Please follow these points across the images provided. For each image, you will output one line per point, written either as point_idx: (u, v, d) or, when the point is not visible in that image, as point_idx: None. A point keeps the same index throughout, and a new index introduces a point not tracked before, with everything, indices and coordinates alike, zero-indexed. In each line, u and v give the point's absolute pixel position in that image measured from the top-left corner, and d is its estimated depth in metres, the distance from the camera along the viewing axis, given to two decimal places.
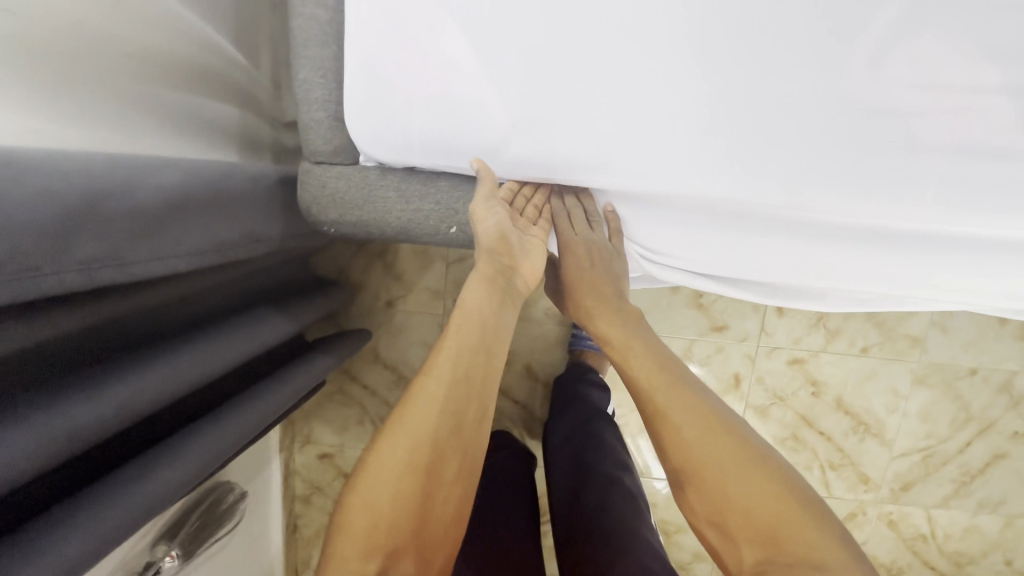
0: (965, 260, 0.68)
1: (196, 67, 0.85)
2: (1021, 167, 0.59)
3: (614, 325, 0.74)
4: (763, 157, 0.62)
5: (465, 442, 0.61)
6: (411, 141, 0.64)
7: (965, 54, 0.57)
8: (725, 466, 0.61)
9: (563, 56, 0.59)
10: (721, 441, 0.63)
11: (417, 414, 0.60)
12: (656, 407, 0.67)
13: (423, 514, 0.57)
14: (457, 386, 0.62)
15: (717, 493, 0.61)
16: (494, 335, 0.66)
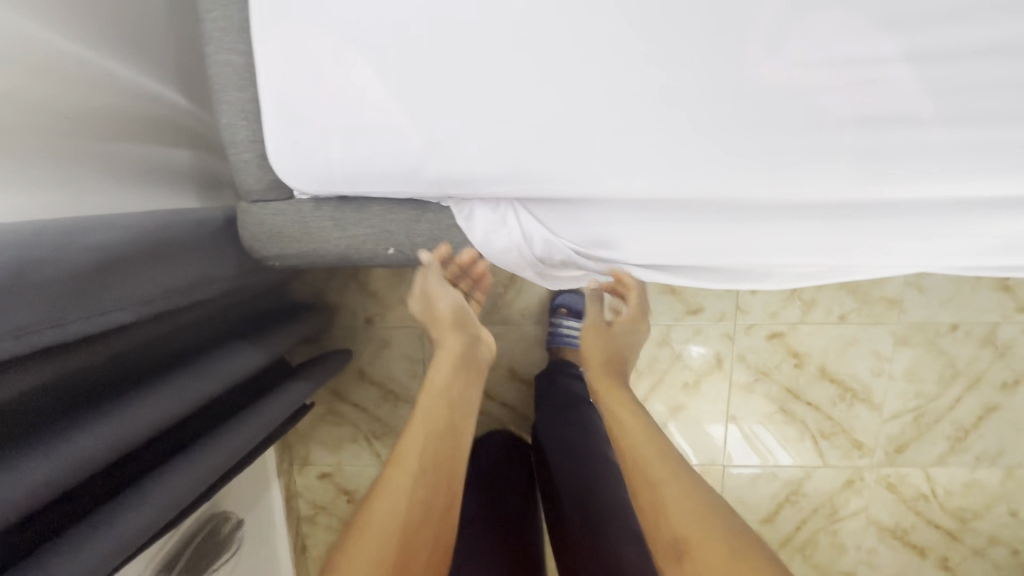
0: (902, 222, 0.68)
1: (145, 120, 0.88)
2: (926, 132, 0.61)
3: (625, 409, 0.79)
4: (676, 150, 0.63)
5: (437, 522, 0.66)
6: (333, 172, 0.65)
7: (854, 29, 0.58)
8: (715, 545, 0.58)
9: (468, 75, 0.61)
10: (717, 523, 0.60)
11: (390, 498, 0.65)
12: (653, 476, 0.67)
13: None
14: (426, 470, 0.69)
15: (706, 571, 0.56)
16: (459, 418, 0.78)
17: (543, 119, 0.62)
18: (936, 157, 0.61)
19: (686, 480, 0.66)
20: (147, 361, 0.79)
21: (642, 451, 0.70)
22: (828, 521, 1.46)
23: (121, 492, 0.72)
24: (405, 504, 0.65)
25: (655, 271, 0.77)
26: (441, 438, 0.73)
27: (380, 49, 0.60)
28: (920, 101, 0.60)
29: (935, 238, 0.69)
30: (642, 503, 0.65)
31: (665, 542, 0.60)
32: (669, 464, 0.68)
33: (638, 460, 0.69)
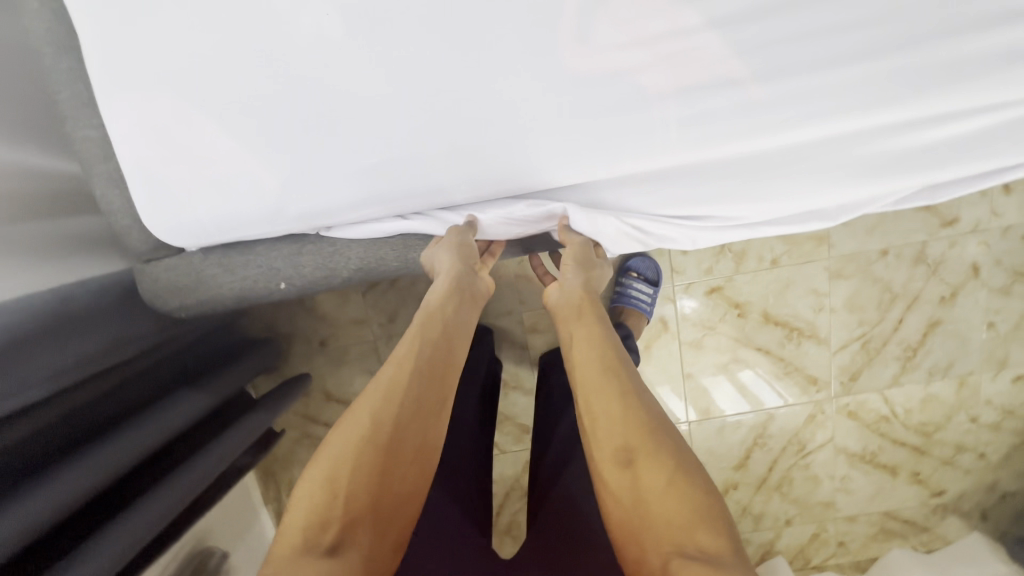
0: (762, 180, 0.71)
1: (80, 194, 0.90)
2: (744, 90, 0.63)
3: (584, 347, 0.72)
4: (517, 146, 0.66)
5: (427, 421, 0.65)
6: (204, 223, 0.69)
7: (658, 7, 0.60)
8: (658, 454, 0.58)
9: (305, 111, 0.64)
10: (664, 442, 0.59)
11: (382, 395, 0.63)
12: (603, 385, 0.66)
13: (382, 487, 0.58)
14: (421, 371, 0.66)
15: (643, 478, 0.57)
16: (454, 331, 0.73)
17: (385, 143, 0.65)
18: (760, 112, 0.64)
19: (639, 396, 0.65)
20: (84, 425, 0.83)
21: (593, 363, 0.69)
22: (798, 457, 1.51)
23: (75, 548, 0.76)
24: (396, 402, 0.63)
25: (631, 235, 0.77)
26: (436, 344, 0.70)
27: (220, 103, 0.63)
28: (731, 63, 0.62)
29: (797, 190, 0.71)
30: (594, 412, 0.64)
31: (609, 452, 0.60)
32: (621, 377, 0.67)
33: (590, 373, 0.68)
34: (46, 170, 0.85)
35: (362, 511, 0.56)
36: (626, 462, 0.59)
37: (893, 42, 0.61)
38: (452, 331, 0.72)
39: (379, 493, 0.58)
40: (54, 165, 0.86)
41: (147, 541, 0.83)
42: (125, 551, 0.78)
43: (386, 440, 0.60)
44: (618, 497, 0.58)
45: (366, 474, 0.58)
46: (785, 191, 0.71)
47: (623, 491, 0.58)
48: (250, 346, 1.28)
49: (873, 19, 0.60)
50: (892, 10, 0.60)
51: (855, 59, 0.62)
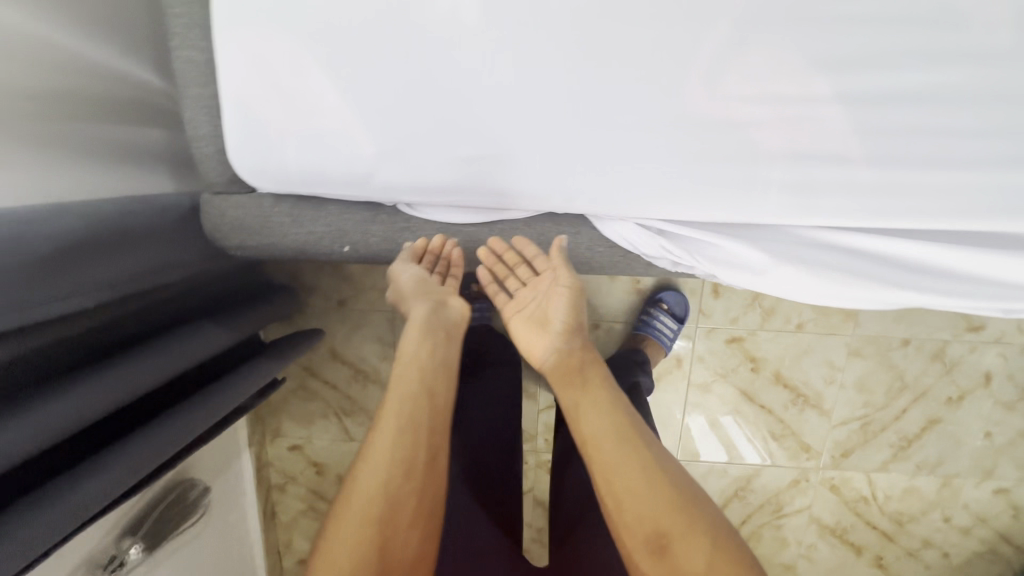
0: (862, 265, 0.70)
1: (119, 103, 0.90)
2: (854, 170, 0.63)
3: (595, 418, 0.68)
4: (617, 170, 0.66)
5: (419, 486, 0.66)
6: (289, 172, 0.68)
7: (792, 69, 0.60)
8: (690, 538, 0.61)
9: (421, 85, 0.63)
10: (694, 519, 0.62)
11: (377, 466, 0.65)
12: (625, 463, 0.65)
13: (384, 561, 0.61)
14: (406, 428, 0.68)
15: (683, 565, 0.60)
16: (432, 377, 0.72)
17: (489, 138, 0.65)
18: (862, 195, 0.64)
19: (660, 464, 0.65)
20: (112, 340, 0.81)
21: (608, 437, 0.66)
22: (773, 517, 1.53)
23: (81, 464, 0.74)
24: (387, 472, 0.65)
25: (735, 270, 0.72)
26: (415, 399, 0.70)
27: (338, 57, 0.62)
28: (848, 141, 0.62)
29: (875, 274, 0.69)
30: (618, 494, 0.64)
31: (643, 540, 0.62)
32: (644, 449, 0.66)
33: (613, 455, 0.65)
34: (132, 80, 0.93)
35: None
36: (666, 557, 0.61)
37: (1011, 157, 0.62)
38: (433, 377, 0.72)
39: (381, 569, 0.61)
40: (138, 77, 0.94)
41: (151, 468, 0.81)
42: (130, 473, 0.76)
43: (382, 515, 0.63)
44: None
45: (368, 555, 0.61)
46: (869, 278, 0.69)
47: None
48: (272, 290, 1.27)
49: (993, 131, 0.61)
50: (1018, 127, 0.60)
51: (967, 165, 0.62)
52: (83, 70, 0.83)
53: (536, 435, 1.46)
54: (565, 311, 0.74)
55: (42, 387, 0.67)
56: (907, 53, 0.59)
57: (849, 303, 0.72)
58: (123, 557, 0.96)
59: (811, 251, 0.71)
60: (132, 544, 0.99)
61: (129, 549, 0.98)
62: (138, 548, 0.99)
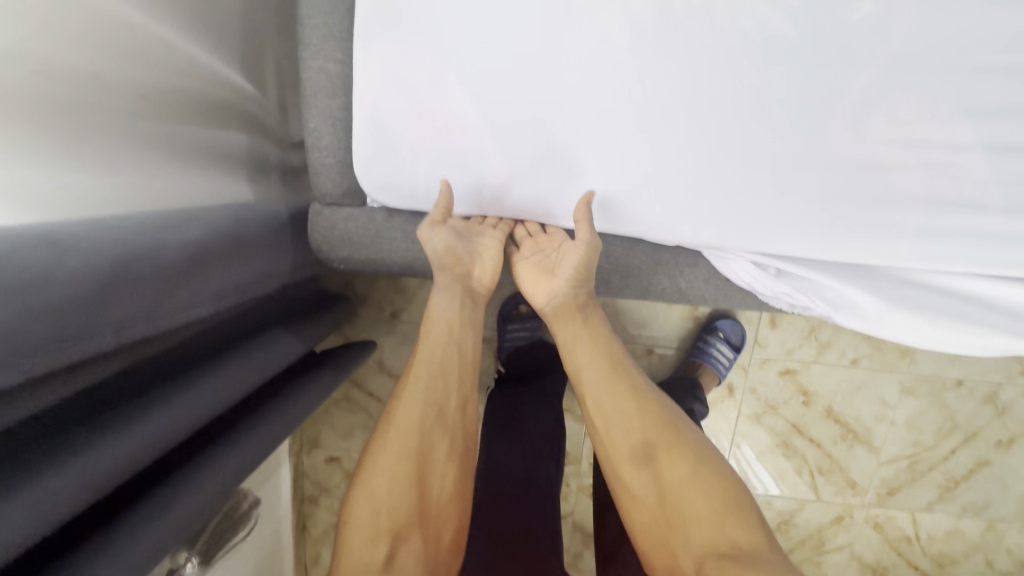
0: (977, 313, 0.69)
1: (212, 105, 0.90)
2: (990, 219, 0.63)
3: (586, 346, 0.69)
4: (750, 203, 0.65)
5: (451, 426, 0.65)
6: (414, 188, 0.67)
7: (938, 115, 0.61)
8: (675, 451, 0.62)
9: (564, 108, 0.62)
10: (679, 434, 0.63)
11: (411, 405, 0.64)
12: (611, 383, 0.67)
13: (421, 497, 0.60)
14: (434, 374, 0.66)
15: (666, 474, 0.61)
16: (463, 328, 0.70)
17: (626, 164, 0.64)
18: (995, 244, 0.64)
19: (647, 388, 0.67)
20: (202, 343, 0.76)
21: (598, 363, 0.68)
22: (814, 553, 1.51)
23: (173, 475, 0.69)
24: (417, 411, 0.64)
25: (853, 313, 0.71)
26: (448, 347, 0.68)
27: (483, 76, 0.62)
28: (989, 190, 0.62)
29: (993, 323, 0.69)
30: (602, 410, 0.66)
31: (627, 450, 0.63)
32: (631, 375, 0.68)
33: (602, 378, 0.67)
34: (228, 83, 0.93)
35: (407, 522, 0.58)
36: (649, 465, 0.62)
37: None
38: (466, 331, 0.70)
39: (420, 502, 0.60)
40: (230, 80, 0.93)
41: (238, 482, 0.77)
42: (222, 488, 0.71)
43: (418, 452, 0.61)
44: (641, 495, 0.61)
45: (407, 491, 0.59)
46: (985, 328, 0.68)
47: (645, 490, 0.61)
48: (331, 299, 1.25)
49: None
50: None
51: None
52: (191, 71, 0.83)
53: (581, 458, 1.44)
54: (571, 267, 0.68)
55: (148, 393, 0.63)
56: None
57: (961, 351, 0.72)
58: (181, 571, 0.91)
59: (925, 292, 0.70)
60: (188, 558, 0.94)
61: (186, 563, 0.93)
62: (195, 561, 0.94)
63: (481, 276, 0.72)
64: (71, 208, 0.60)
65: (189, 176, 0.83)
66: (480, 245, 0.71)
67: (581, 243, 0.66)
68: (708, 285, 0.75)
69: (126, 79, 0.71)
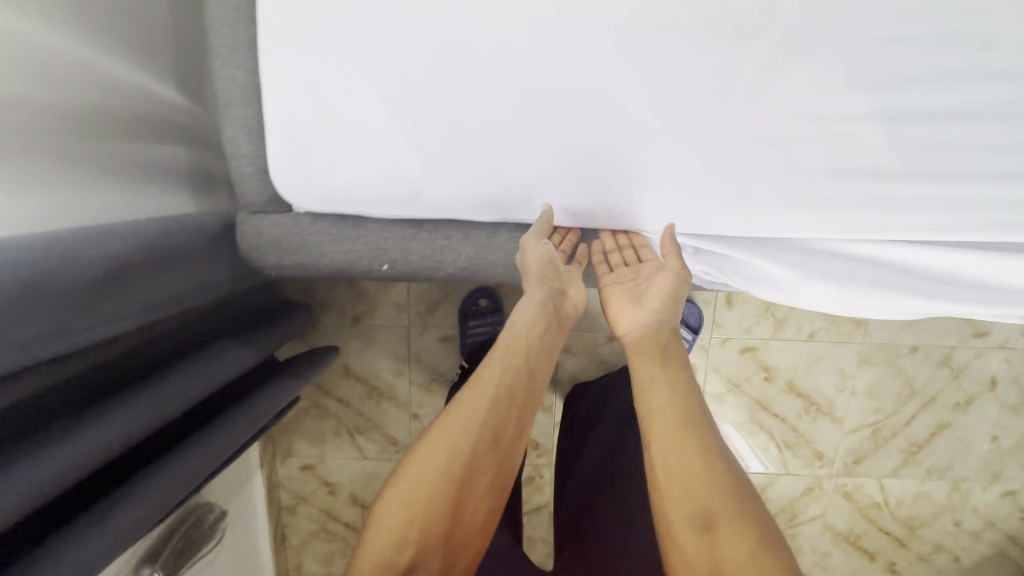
0: (890, 278, 0.72)
1: (145, 121, 0.90)
2: (891, 186, 0.65)
3: (663, 393, 0.70)
4: (661, 185, 0.67)
5: (497, 454, 0.70)
6: (333, 191, 0.68)
7: (831, 88, 0.62)
8: (738, 527, 0.60)
9: (470, 104, 0.64)
10: (742, 506, 0.61)
11: (465, 424, 0.68)
12: (684, 437, 0.66)
13: (455, 515, 0.66)
14: (498, 400, 0.71)
15: (722, 547, 0.59)
16: (536, 357, 0.75)
17: (539, 156, 0.66)
18: (897, 209, 0.66)
19: (721, 452, 0.66)
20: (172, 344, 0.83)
21: (670, 412, 0.68)
22: (787, 525, 1.54)
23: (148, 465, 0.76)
24: (472, 433, 0.68)
25: (771, 285, 0.73)
26: (517, 371, 0.73)
27: (387, 77, 0.63)
28: (887, 157, 0.64)
29: (904, 287, 0.72)
30: (668, 464, 0.65)
31: (687, 514, 0.62)
32: (705, 431, 0.67)
33: (675, 430, 0.67)
34: (160, 98, 0.93)
35: (435, 537, 0.64)
36: (706, 534, 0.60)
37: None
38: (538, 356, 0.75)
39: (451, 521, 0.65)
40: (162, 95, 0.94)
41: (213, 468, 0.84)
42: (167, 500, 0.73)
43: (462, 473, 0.67)
44: (693, 561, 0.60)
45: (445, 506, 0.65)
46: (898, 291, 0.71)
47: (698, 556, 0.60)
48: (290, 307, 1.26)
49: None
50: None
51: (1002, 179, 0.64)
52: (128, 88, 0.85)
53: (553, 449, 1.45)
54: (664, 297, 0.73)
55: (82, 413, 0.65)
56: (944, 74, 0.61)
57: (877, 314, 0.75)
58: None
59: (840, 253, 0.72)
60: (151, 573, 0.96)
61: None
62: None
63: (571, 301, 0.78)
64: (26, 228, 0.64)
65: (125, 193, 0.84)
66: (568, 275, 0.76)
67: (671, 270, 0.72)
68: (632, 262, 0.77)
69: (60, 99, 0.74)
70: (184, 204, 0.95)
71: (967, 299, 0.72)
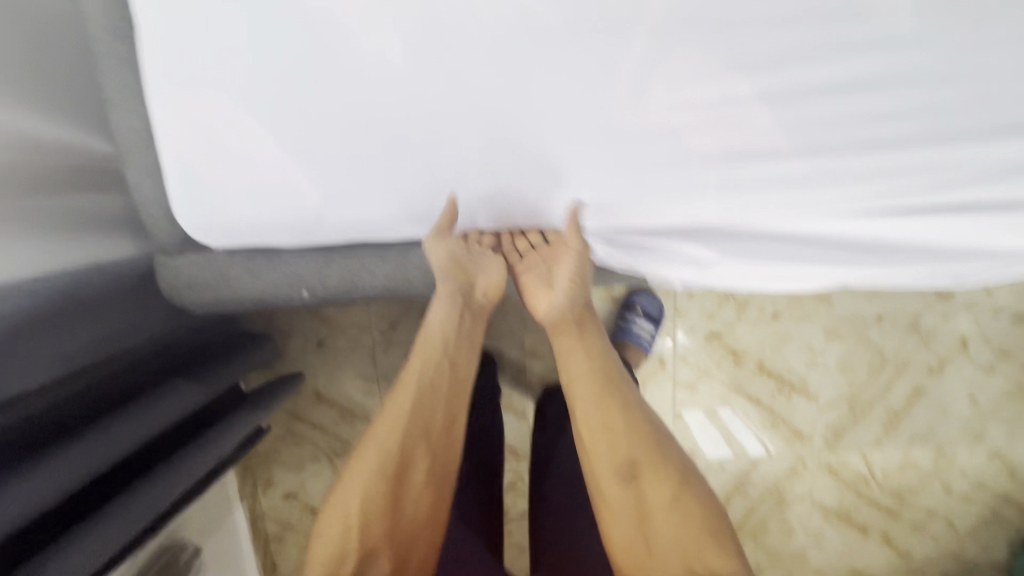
0: (800, 250, 0.73)
1: (65, 171, 0.81)
2: (786, 163, 0.65)
3: (580, 362, 0.74)
4: (559, 186, 0.67)
5: (435, 445, 0.72)
6: (237, 225, 0.69)
7: (712, 72, 0.63)
8: (658, 471, 0.67)
9: (358, 125, 0.64)
10: (662, 451, 0.69)
11: (391, 422, 0.70)
12: (605, 399, 0.72)
13: (396, 514, 0.67)
14: (423, 393, 0.73)
15: (646, 491, 0.66)
16: (456, 348, 0.76)
17: (434, 170, 0.66)
18: (794, 185, 0.66)
19: (637, 407, 0.72)
20: (143, 373, 0.90)
21: (589, 380, 0.73)
22: (776, 507, 1.53)
23: (128, 485, 0.83)
24: (400, 431, 0.70)
25: (678, 264, 0.75)
26: (436, 367, 0.74)
27: (272, 108, 0.63)
28: (777, 135, 0.65)
29: (811, 258, 0.73)
30: (592, 427, 0.71)
31: (613, 466, 0.68)
32: (622, 393, 0.73)
33: (596, 396, 0.72)
34: (81, 145, 0.84)
35: (379, 539, 0.65)
36: (633, 482, 0.67)
37: (933, 133, 0.65)
38: (454, 352, 0.76)
39: (391, 523, 0.66)
40: (84, 142, 0.85)
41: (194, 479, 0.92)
42: (104, 548, 0.73)
43: (394, 472, 0.68)
44: (621, 508, 0.67)
45: (381, 506, 0.66)
46: (800, 262, 0.73)
47: (625, 502, 0.67)
48: (249, 339, 1.27)
49: (911, 112, 0.64)
50: (938, 106, 0.63)
51: (893, 145, 0.65)
52: (71, 143, 0.82)
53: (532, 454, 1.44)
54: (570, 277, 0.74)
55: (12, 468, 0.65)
56: (819, 48, 0.61)
57: (786, 284, 0.77)
58: None
59: (747, 242, 0.73)
60: None
61: None
62: None
63: (484, 288, 0.78)
64: None
65: (45, 252, 0.74)
66: (484, 264, 0.76)
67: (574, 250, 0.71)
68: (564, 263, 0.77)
69: None
70: (115, 257, 0.86)
71: (869, 264, 0.74)
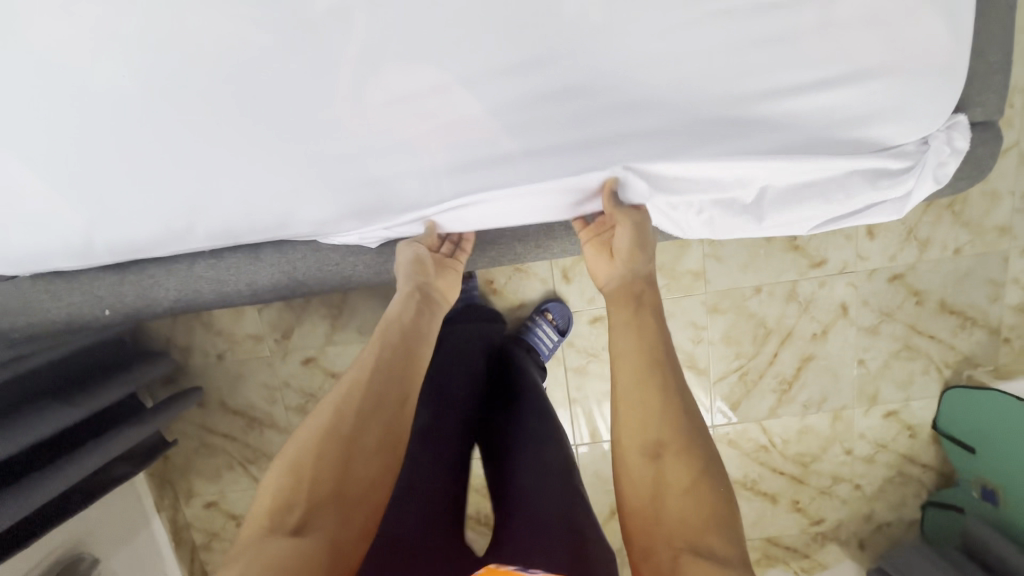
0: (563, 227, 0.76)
1: None
2: (503, 146, 0.70)
3: (629, 339, 0.68)
4: (303, 186, 0.72)
5: (388, 416, 0.66)
6: (20, 252, 0.75)
7: (416, 69, 0.67)
8: (687, 458, 0.60)
9: (103, 150, 0.69)
10: (695, 440, 0.61)
11: (345, 390, 0.67)
12: (646, 379, 0.65)
13: (342, 476, 0.60)
14: (380, 367, 0.69)
15: (668, 475, 0.59)
16: (415, 336, 0.74)
17: (183, 183, 0.71)
18: (517, 167, 0.70)
19: (682, 396, 0.64)
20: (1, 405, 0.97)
21: (635, 357, 0.66)
22: None
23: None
24: (355, 402, 0.65)
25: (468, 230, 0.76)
26: (394, 349, 0.72)
27: (20, 141, 0.68)
28: (489, 121, 0.69)
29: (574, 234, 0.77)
30: (625, 408, 0.64)
31: (638, 443, 0.62)
32: (666, 374, 0.65)
33: (637, 374, 0.65)
34: None
35: (326, 495, 0.58)
36: (655, 462, 0.60)
37: (641, 110, 0.69)
38: (410, 335, 0.74)
39: (339, 475, 0.60)
40: None
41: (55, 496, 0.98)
42: None
43: (347, 432, 0.63)
44: (639, 486, 0.60)
45: (326, 466, 0.60)
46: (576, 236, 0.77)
47: (643, 483, 0.60)
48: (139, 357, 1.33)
49: (611, 94, 0.68)
50: (642, 87, 0.68)
51: (599, 123, 0.69)
52: None
53: None
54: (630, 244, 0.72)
55: None
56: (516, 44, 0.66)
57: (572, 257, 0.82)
58: None
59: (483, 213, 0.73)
60: None
61: None
62: None
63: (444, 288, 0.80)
64: None
65: None
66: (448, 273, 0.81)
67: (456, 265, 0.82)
68: (351, 260, 0.81)
69: None
70: None
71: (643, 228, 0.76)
